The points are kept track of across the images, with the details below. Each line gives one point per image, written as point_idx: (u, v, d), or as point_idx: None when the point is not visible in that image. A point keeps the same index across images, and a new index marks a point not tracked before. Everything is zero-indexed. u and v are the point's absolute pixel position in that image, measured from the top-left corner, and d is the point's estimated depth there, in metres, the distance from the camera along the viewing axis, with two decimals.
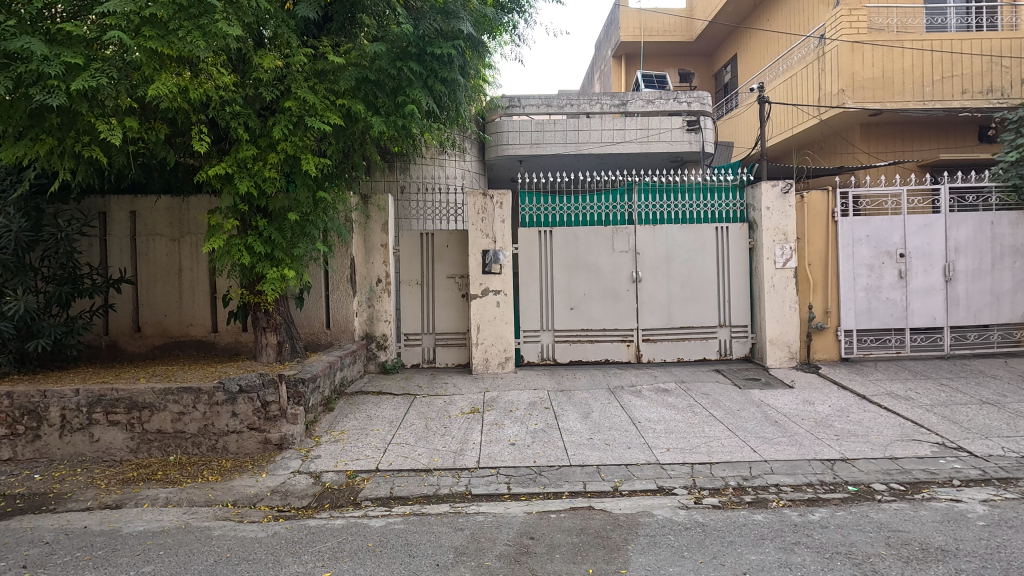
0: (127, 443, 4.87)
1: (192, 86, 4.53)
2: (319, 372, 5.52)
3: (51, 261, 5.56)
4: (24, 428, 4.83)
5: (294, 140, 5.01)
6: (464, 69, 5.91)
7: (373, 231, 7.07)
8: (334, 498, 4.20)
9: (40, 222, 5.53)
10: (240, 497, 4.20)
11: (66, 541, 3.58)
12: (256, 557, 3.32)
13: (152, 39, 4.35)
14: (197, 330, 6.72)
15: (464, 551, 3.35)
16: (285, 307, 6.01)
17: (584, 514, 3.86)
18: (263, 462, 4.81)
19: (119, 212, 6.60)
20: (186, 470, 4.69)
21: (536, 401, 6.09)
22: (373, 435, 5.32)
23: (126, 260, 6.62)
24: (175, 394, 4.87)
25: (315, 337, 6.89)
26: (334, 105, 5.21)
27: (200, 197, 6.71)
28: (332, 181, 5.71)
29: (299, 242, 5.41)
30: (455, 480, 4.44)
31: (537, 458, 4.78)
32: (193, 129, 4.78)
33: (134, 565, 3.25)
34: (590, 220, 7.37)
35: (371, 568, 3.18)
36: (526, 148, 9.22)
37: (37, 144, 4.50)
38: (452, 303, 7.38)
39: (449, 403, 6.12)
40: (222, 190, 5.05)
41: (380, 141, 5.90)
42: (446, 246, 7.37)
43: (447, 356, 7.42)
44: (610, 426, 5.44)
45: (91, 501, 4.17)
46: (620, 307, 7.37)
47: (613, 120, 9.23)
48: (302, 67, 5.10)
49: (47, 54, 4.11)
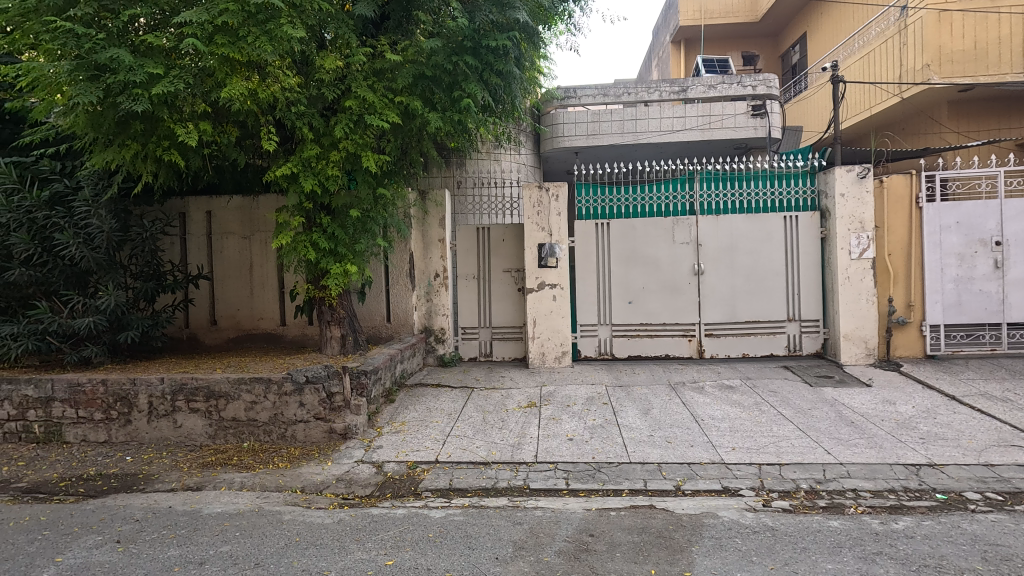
0: (206, 430, 5.18)
1: (260, 89, 4.71)
2: (381, 365, 5.66)
3: (138, 259, 6.01)
4: (117, 413, 5.22)
5: (354, 138, 5.15)
6: (519, 61, 5.88)
7: (431, 226, 7.17)
8: (396, 487, 4.31)
9: (128, 223, 5.97)
10: (308, 484, 4.38)
11: (153, 519, 3.84)
12: (323, 542, 3.45)
13: (223, 46, 4.52)
14: (267, 323, 7.05)
15: (522, 546, 3.34)
16: (348, 301, 6.21)
17: (645, 513, 3.76)
18: (329, 451, 4.99)
19: (197, 212, 7.01)
20: (259, 457, 4.94)
21: (595, 397, 6.00)
22: (433, 426, 5.41)
23: (203, 258, 7.03)
24: (248, 384, 5.14)
25: (376, 331, 7.05)
26: (392, 103, 5.32)
27: (268, 196, 7.01)
28: (391, 177, 5.83)
29: (360, 238, 5.56)
30: (513, 474, 4.44)
31: (596, 455, 4.70)
32: (262, 130, 4.99)
33: (213, 545, 3.45)
34: (648, 210, 7.17)
35: (432, 558, 3.23)
36: (582, 140, 9.05)
37: (124, 150, 4.83)
38: (508, 297, 7.40)
39: (506, 397, 6.12)
40: (289, 189, 5.26)
41: (437, 138, 5.96)
42: (502, 240, 7.37)
43: (504, 350, 7.46)
44: (671, 423, 5.28)
45: (175, 483, 4.47)
46: (680, 301, 7.14)
47: (672, 107, 8.95)
48: (361, 67, 5.22)
49: (132, 64, 4.37)
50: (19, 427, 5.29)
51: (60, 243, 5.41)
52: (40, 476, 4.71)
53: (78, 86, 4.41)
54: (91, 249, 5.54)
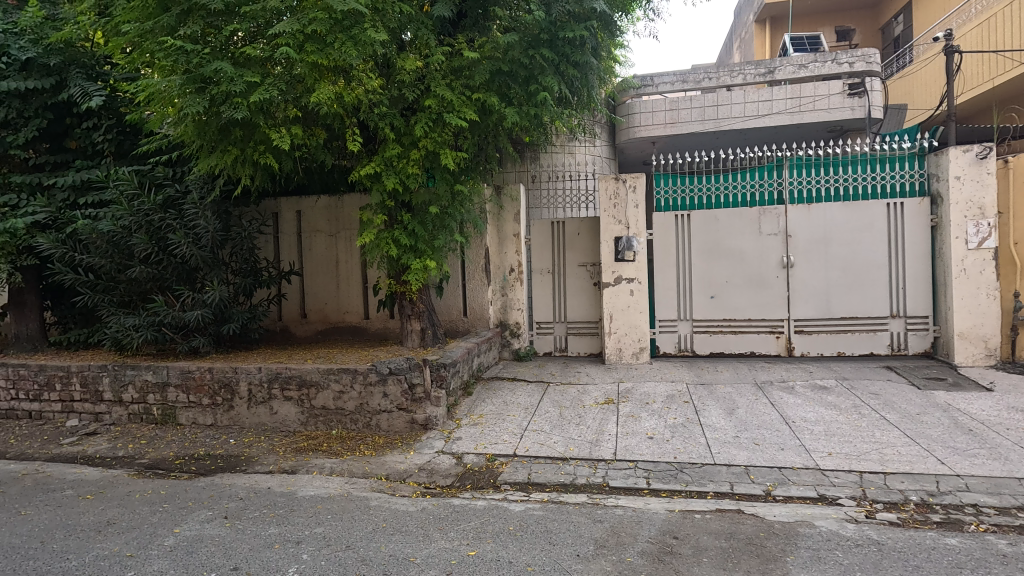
0: (299, 417, 5.51)
1: (346, 92, 4.91)
2: (459, 358, 5.77)
3: (238, 256, 6.48)
4: (221, 399, 5.67)
5: (433, 136, 5.28)
6: (597, 51, 5.78)
7: (506, 221, 7.21)
8: (475, 479, 4.38)
9: (229, 223, 6.45)
10: (392, 472, 4.55)
11: (255, 498, 4.14)
12: (408, 529, 3.56)
13: (313, 53, 4.74)
14: (351, 317, 7.39)
15: (604, 544, 3.29)
16: (427, 295, 6.38)
17: (733, 517, 3.59)
18: (411, 441, 5.16)
19: (288, 211, 7.44)
20: (346, 444, 5.19)
21: (675, 395, 5.80)
22: (510, 420, 5.46)
23: (294, 255, 7.47)
24: (336, 374, 5.40)
25: (453, 324, 7.20)
26: (469, 100, 5.39)
27: (352, 195, 7.32)
28: (467, 174, 5.92)
29: (439, 234, 5.70)
30: (591, 470, 4.39)
31: (677, 455, 4.55)
32: (347, 132, 5.21)
33: (308, 525, 3.66)
34: (732, 201, 6.84)
35: (513, 551, 3.25)
36: (660, 129, 8.73)
37: (226, 155, 5.19)
38: (584, 292, 7.32)
39: (583, 392, 6.05)
40: (372, 187, 5.45)
41: (513, 132, 5.99)
42: (578, 234, 7.29)
43: (579, 345, 7.39)
44: (758, 425, 5.01)
45: (273, 465, 4.80)
46: (768, 296, 6.75)
47: (758, 90, 8.44)
48: (440, 66, 5.32)
49: (233, 75, 4.68)
50: (140, 409, 5.87)
51: (174, 243, 5.93)
52: (158, 453, 5.21)
53: (187, 98, 4.77)
54: (199, 248, 6.04)
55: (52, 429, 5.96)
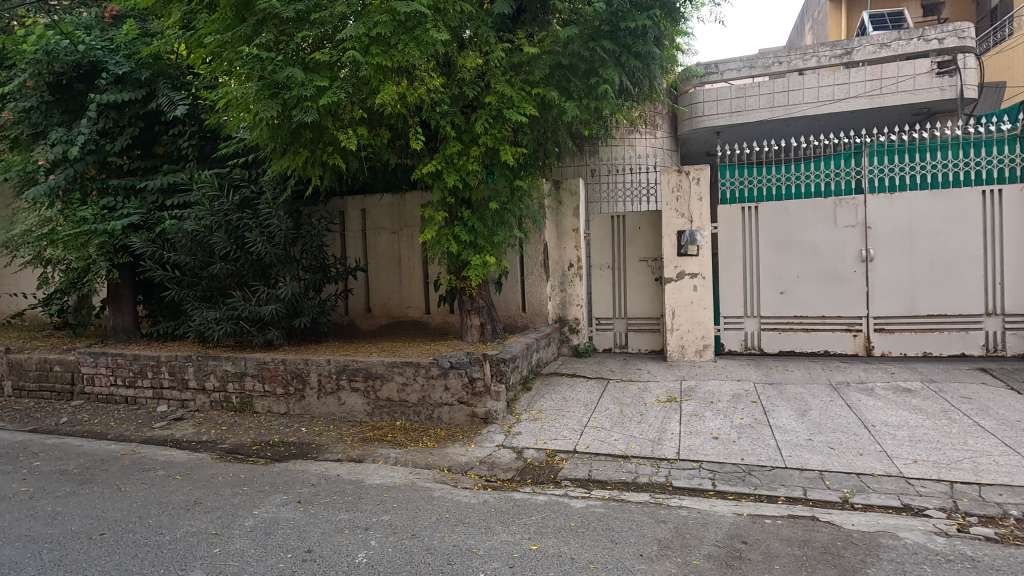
0: (365, 407, 5.71)
1: (408, 92, 5.02)
2: (518, 353, 5.80)
3: (308, 254, 6.79)
4: (293, 389, 5.97)
5: (494, 133, 5.31)
6: (659, 39, 5.63)
7: (565, 216, 7.17)
8: (535, 474, 4.40)
9: (299, 222, 6.76)
10: (454, 464, 4.65)
11: (325, 484, 4.34)
12: (471, 521, 3.62)
13: (378, 55, 4.85)
14: (413, 311, 7.58)
15: (668, 545, 3.22)
16: (486, 291, 6.45)
17: (807, 524, 3.42)
18: (472, 434, 5.24)
19: (353, 210, 7.71)
20: (410, 435, 5.34)
21: (741, 394, 5.59)
22: (569, 416, 5.43)
23: (359, 252, 7.74)
24: (399, 367, 5.56)
25: (512, 320, 7.23)
26: (529, 95, 5.38)
27: (414, 192, 7.49)
28: (526, 169, 5.93)
29: (498, 230, 5.74)
30: (654, 470, 4.30)
31: (745, 456, 4.39)
32: (410, 131, 5.33)
33: (376, 512, 3.80)
34: (805, 190, 6.50)
35: (575, 547, 3.24)
36: (725, 118, 8.41)
37: (297, 157, 5.43)
38: (645, 287, 7.18)
39: (644, 390, 5.93)
40: (434, 185, 5.54)
41: (572, 126, 5.96)
42: (638, 229, 7.16)
43: (640, 341, 7.26)
44: (834, 428, 4.74)
45: (341, 454, 5.01)
46: (844, 292, 6.37)
47: (833, 73, 7.95)
48: (499, 62, 5.34)
49: (304, 80, 4.87)
50: (221, 396, 6.27)
51: (250, 241, 6.28)
52: (238, 439, 5.55)
53: (263, 103, 5.00)
54: (272, 246, 6.37)
55: (145, 414, 6.47)
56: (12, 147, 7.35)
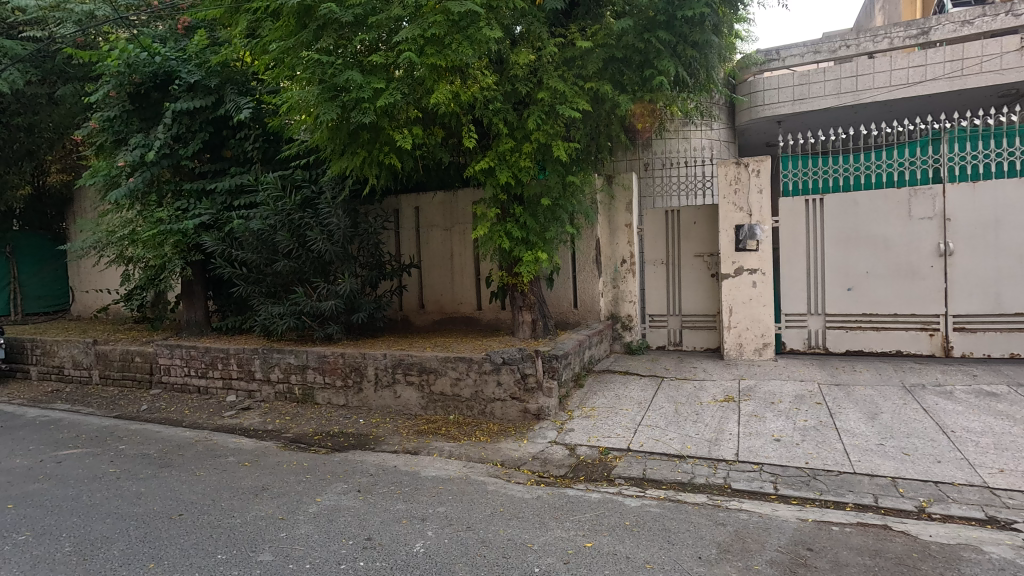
0: (419, 401, 5.84)
1: (462, 91, 5.07)
2: (571, 349, 5.78)
3: (365, 251, 6.99)
4: (352, 381, 6.18)
5: (546, 129, 5.30)
6: (718, 27, 5.46)
7: (617, 211, 7.07)
8: (589, 471, 4.37)
9: (357, 220, 6.98)
10: (507, 459, 4.68)
11: (384, 475, 4.47)
12: (525, 515, 3.65)
13: (433, 55, 4.92)
14: (465, 307, 7.68)
15: (728, 548, 3.13)
16: (538, 287, 6.45)
17: (879, 533, 3.24)
18: (524, 430, 5.27)
19: (407, 208, 7.88)
20: (463, 429, 5.42)
21: (805, 395, 5.35)
22: (623, 414, 5.37)
23: (413, 249, 7.91)
24: (453, 362, 5.65)
25: (564, 316, 7.20)
26: (582, 90, 5.34)
27: (466, 190, 7.58)
28: (579, 165, 5.89)
29: (550, 226, 5.73)
30: (711, 470, 4.19)
31: (809, 460, 4.21)
32: (463, 129, 5.38)
33: (432, 504, 3.88)
34: (876, 181, 6.15)
35: (630, 546, 3.20)
36: (788, 107, 8.04)
37: (355, 157, 5.59)
38: (701, 283, 6.99)
39: (700, 389, 5.77)
40: (486, 182, 5.57)
41: (626, 119, 5.88)
42: (693, 223, 6.97)
43: (695, 339, 7.08)
44: (907, 432, 4.48)
45: (397, 446, 5.14)
46: (919, 288, 5.99)
47: (908, 55, 7.42)
48: (552, 58, 5.32)
49: (362, 82, 4.99)
50: (285, 387, 6.57)
51: (311, 239, 6.53)
52: (300, 429, 5.80)
53: (323, 106, 5.16)
54: (332, 244, 6.60)
55: (216, 403, 6.86)
56: (97, 153, 7.93)
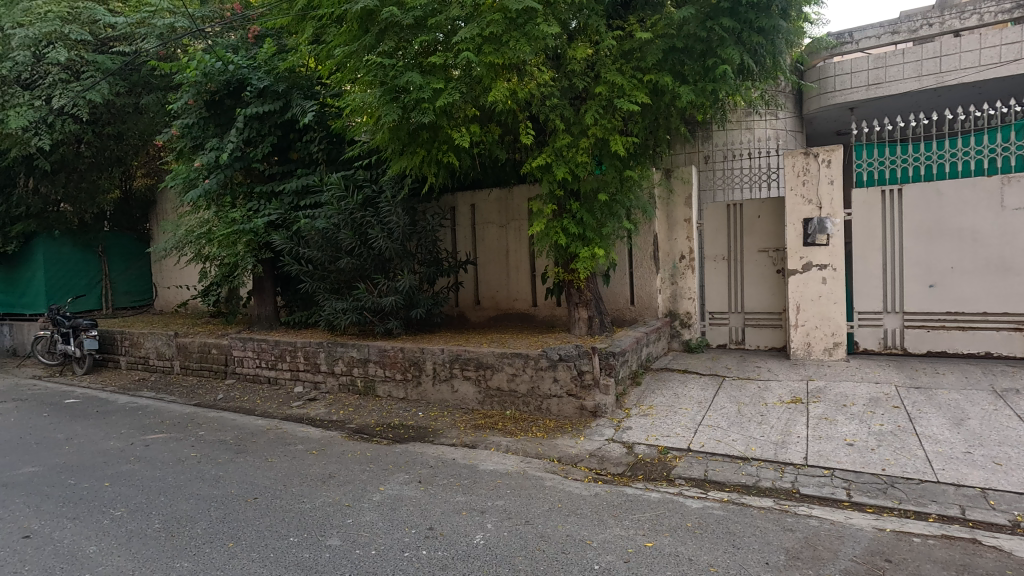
0: (476, 396, 5.93)
1: (519, 88, 5.09)
2: (628, 347, 5.70)
3: (423, 248, 7.16)
4: (411, 375, 6.34)
5: (604, 124, 5.25)
6: (786, 10, 5.23)
7: (676, 206, 6.90)
8: (648, 470, 4.30)
9: (415, 218, 7.15)
10: (564, 456, 4.68)
11: (443, 467, 4.57)
12: (583, 512, 3.63)
13: (490, 54, 4.96)
14: (520, 304, 7.72)
15: (798, 555, 3.01)
16: (594, 284, 6.40)
17: (966, 548, 3.02)
18: (581, 427, 5.24)
19: (464, 205, 8.00)
20: (520, 424, 5.46)
21: (880, 398, 5.05)
22: (682, 413, 5.24)
23: (469, 245, 8.02)
24: (509, 358, 5.70)
25: (620, 313, 7.10)
26: (641, 83, 5.26)
27: (522, 186, 7.61)
28: (637, 159, 5.80)
29: (608, 222, 5.66)
30: (778, 474, 4.03)
31: (886, 466, 3.97)
32: (520, 126, 5.41)
33: (491, 497, 3.94)
34: (963, 170, 5.72)
35: (692, 548, 3.13)
36: (862, 92, 7.57)
37: (415, 156, 5.72)
38: (765, 280, 6.72)
39: (764, 389, 5.56)
40: (542, 178, 5.56)
41: (686, 111, 5.74)
42: (757, 217, 6.72)
43: (759, 338, 6.82)
44: (998, 440, 4.15)
45: (456, 439, 5.24)
46: (1012, 285, 5.54)
47: (999, 32, 6.81)
48: (610, 51, 5.26)
49: (422, 83, 5.09)
50: (348, 380, 6.82)
51: (373, 237, 6.75)
52: (363, 420, 6.02)
53: (385, 108, 5.30)
54: (392, 241, 6.79)
55: (284, 393, 7.22)
56: (177, 158, 8.49)
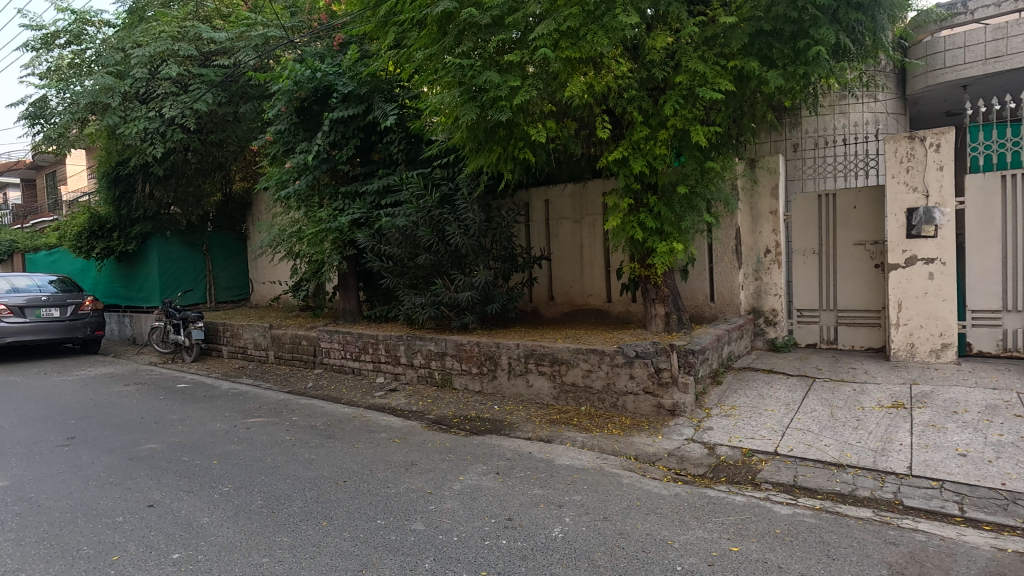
0: (551, 391, 5.95)
1: (596, 81, 5.04)
2: (708, 345, 5.51)
3: (498, 244, 7.27)
4: (487, 369, 6.47)
5: (684, 114, 5.08)
6: None
7: (761, 197, 6.58)
8: (731, 473, 4.15)
9: (491, 215, 7.27)
10: (641, 454, 4.60)
11: (520, 460, 4.63)
12: (663, 512, 3.56)
13: (567, 48, 4.92)
14: (595, 300, 7.65)
15: (902, 571, 2.80)
16: (672, 279, 6.22)
17: None
18: (658, 425, 5.13)
19: (538, 201, 8.03)
20: (595, 421, 5.42)
21: (998, 406, 4.57)
22: (768, 415, 5.00)
23: (543, 241, 8.04)
24: (584, 354, 5.67)
25: (699, 310, 6.85)
26: (725, 70, 5.04)
27: (597, 181, 7.52)
28: (718, 150, 5.58)
29: (687, 215, 5.48)
30: (877, 483, 3.76)
31: (1006, 481, 3.60)
32: (597, 120, 5.34)
33: (568, 491, 3.95)
34: None
35: (782, 556, 2.99)
36: (977, 67, 6.85)
37: (491, 154, 5.79)
38: (861, 275, 6.28)
39: (860, 392, 5.19)
40: (619, 172, 5.46)
41: (774, 97, 5.45)
42: (853, 208, 6.28)
43: (853, 337, 6.38)
44: None
45: (531, 433, 5.29)
46: None
47: None
48: (691, 39, 5.08)
49: (499, 81, 5.14)
50: (426, 372, 7.06)
51: (450, 234, 6.93)
52: (441, 411, 6.21)
53: (463, 108, 5.41)
54: (468, 237, 6.94)
55: (367, 383, 7.59)
56: (271, 162, 9.11)
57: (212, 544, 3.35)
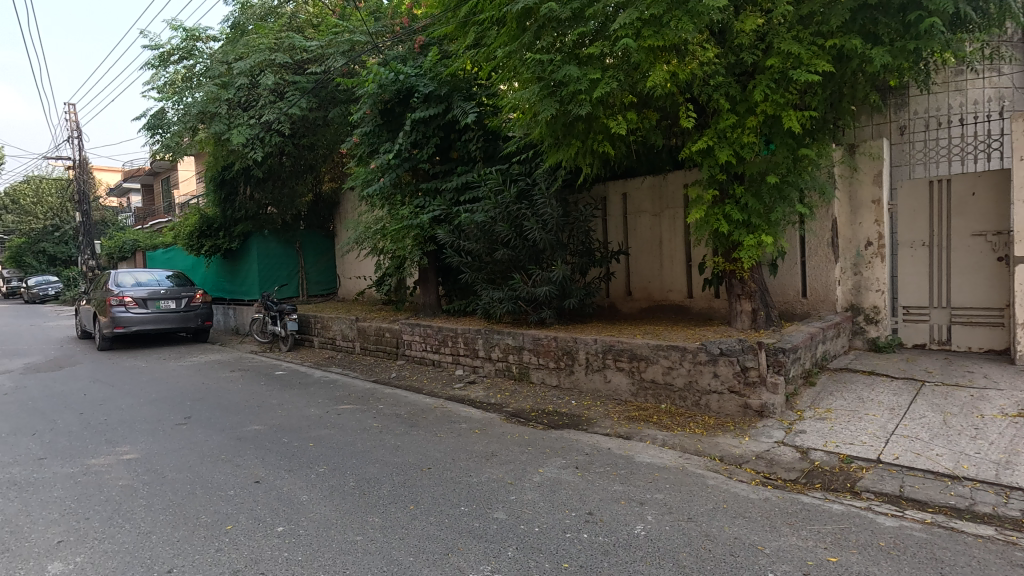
0: (629, 387, 5.86)
1: (679, 69, 4.89)
2: (801, 343, 5.21)
3: (576, 238, 7.24)
4: (564, 364, 6.47)
5: (775, 99, 4.81)
6: None
7: (862, 186, 6.14)
8: (827, 479, 3.90)
9: (568, 209, 7.24)
10: (727, 455, 4.44)
11: (599, 455, 4.61)
12: (752, 516, 3.42)
13: (650, 37, 4.78)
14: (675, 295, 7.44)
15: None
16: (759, 274, 5.93)
17: None
18: (744, 426, 4.92)
19: (615, 194, 7.89)
20: (676, 419, 5.27)
21: None
22: (869, 420, 4.66)
23: (621, 236, 7.91)
24: (665, 350, 5.54)
25: (789, 307, 6.46)
26: (822, 50, 4.72)
27: (678, 172, 7.29)
28: (813, 136, 5.24)
29: (777, 206, 5.20)
30: (1000, 500, 3.40)
31: None
32: (680, 109, 5.17)
33: (649, 489, 3.88)
34: None
35: (887, 570, 2.78)
36: None
37: (569, 148, 5.76)
38: (979, 269, 5.74)
39: (979, 399, 4.70)
40: (703, 163, 5.26)
41: (878, 77, 5.08)
42: (971, 196, 5.78)
43: (969, 338, 5.84)
44: None
45: (610, 429, 5.24)
46: None
47: None
48: (785, 19, 4.80)
49: (579, 75, 5.10)
50: (504, 365, 7.17)
51: (528, 229, 6.97)
52: (519, 404, 6.30)
53: (543, 103, 5.41)
54: (545, 232, 6.96)
55: (447, 375, 7.83)
56: (357, 163, 9.57)
57: (311, 520, 3.60)
